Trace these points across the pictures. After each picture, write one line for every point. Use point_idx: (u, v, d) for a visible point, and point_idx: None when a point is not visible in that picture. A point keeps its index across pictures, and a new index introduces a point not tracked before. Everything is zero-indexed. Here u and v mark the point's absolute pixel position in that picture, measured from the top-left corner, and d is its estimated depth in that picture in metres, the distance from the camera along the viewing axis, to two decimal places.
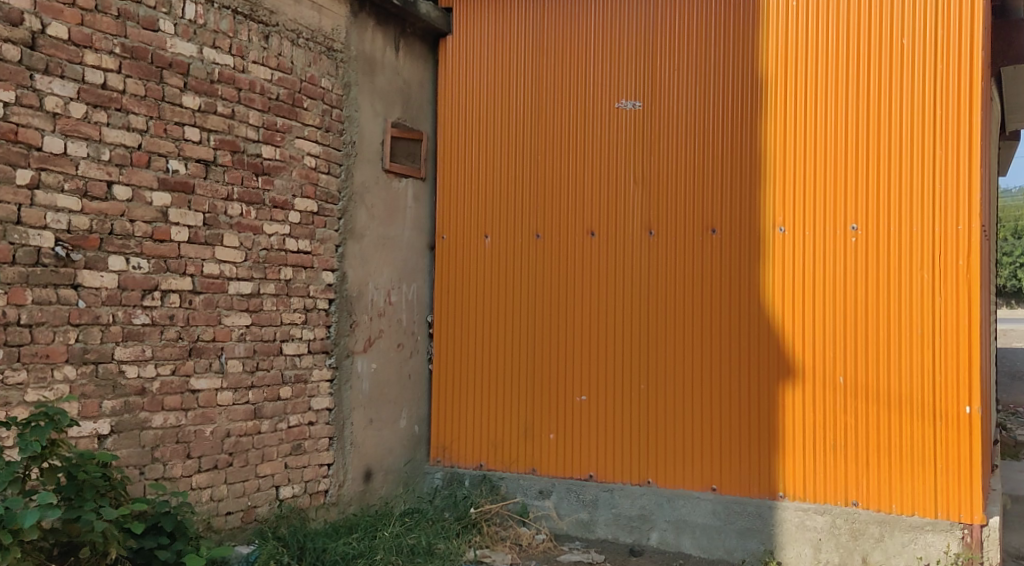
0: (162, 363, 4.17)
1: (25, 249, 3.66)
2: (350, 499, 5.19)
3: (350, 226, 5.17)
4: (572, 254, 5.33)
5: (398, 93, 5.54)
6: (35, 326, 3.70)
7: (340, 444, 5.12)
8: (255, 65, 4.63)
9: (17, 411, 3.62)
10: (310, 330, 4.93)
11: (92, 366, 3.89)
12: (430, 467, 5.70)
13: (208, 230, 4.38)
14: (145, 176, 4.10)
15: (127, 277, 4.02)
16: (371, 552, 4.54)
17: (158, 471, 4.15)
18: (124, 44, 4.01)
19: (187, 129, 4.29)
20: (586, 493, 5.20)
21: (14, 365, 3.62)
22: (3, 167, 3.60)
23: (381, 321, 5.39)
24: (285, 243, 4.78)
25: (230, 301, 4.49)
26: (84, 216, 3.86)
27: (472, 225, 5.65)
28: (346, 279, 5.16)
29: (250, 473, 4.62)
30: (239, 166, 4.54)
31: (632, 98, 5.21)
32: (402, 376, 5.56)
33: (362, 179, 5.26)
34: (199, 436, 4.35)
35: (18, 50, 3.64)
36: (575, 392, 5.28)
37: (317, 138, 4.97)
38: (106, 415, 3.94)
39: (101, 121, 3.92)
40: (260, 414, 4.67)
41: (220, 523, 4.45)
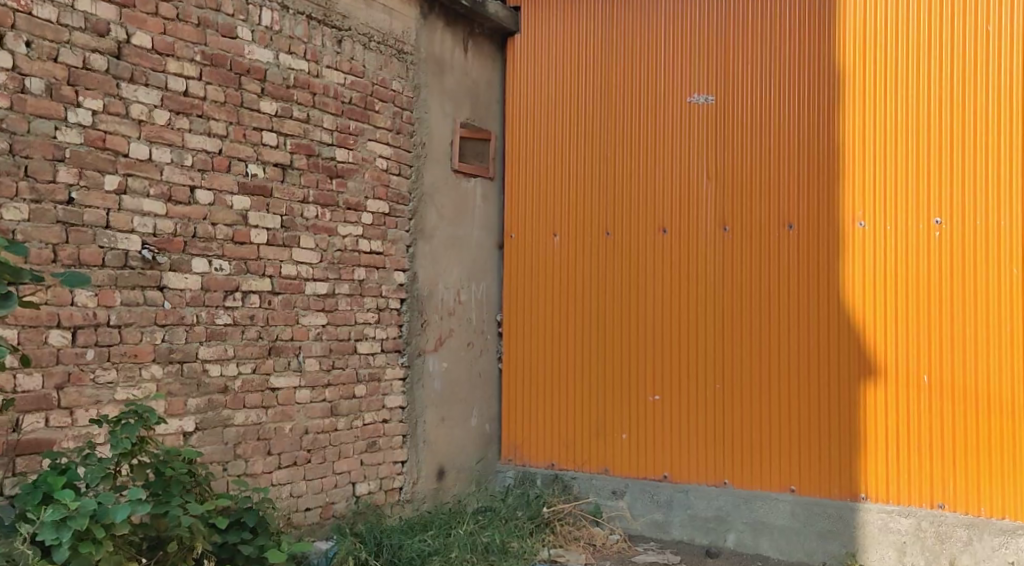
0: (243, 362, 4.27)
1: (113, 253, 3.76)
2: (424, 497, 5.24)
3: (420, 226, 5.23)
4: (644, 251, 5.29)
5: (467, 93, 5.58)
6: (124, 327, 3.79)
7: (413, 442, 5.18)
8: (329, 70, 4.71)
9: (108, 409, 3.73)
10: (382, 329, 5.01)
11: (178, 365, 4.00)
12: (501, 466, 5.72)
13: (286, 232, 4.47)
14: (226, 181, 4.20)
15: (210, 279, 4.12)
16: (445, 549, 4.55)
17: (240, 467, 4.25)
18: (205, 52, 4.11)
19: (265, 133, 4.38)
20: (660, 494, 5.15)
21: (104, 364, 3.72)
22: (93, 174, 3.69)
23: (451, 320, 5.43)
24: (358, 244, 4.86)
25: (307, 301, 4.58)
26: (168, 220, 3.96)
27: (541, 224, 5.65)
28: (417, 279, 5.21)
29: (328, 470, 4.70)
30: (314, 169, 4.62)
31: (704, 92, 5.13)
32: (472, 375, 5.59)
33: (432, 180, 5.32)
34: (279, 433, 4.44)
35: (105, 60, 3.73)
36: (648, 391, 5.24)
37: (388, 140, 5.04)
38: (191, 413, 4.05)
39: (184, 127, 4.03)
40: (336, 412, 4.75)
41: (300, 519, 4.54)
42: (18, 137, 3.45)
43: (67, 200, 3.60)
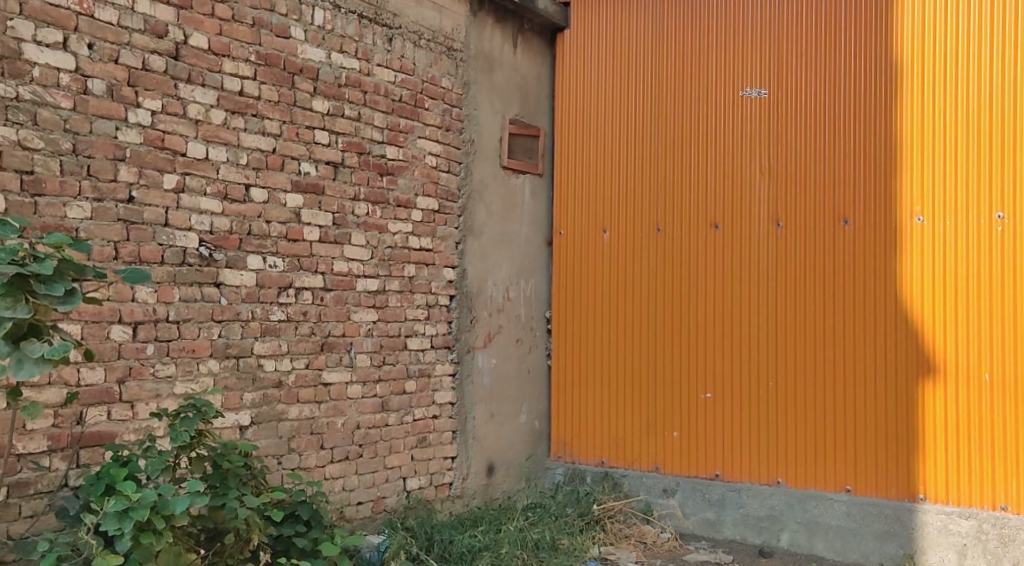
0: (296, 357, 4.32)
1: (172, 250, 3.83)
2: (474, 493, 5.27)
3: (469, 223, 5.25)
4: (696, 248, 5.23)
5: (516, 90, 5.58)
6: (183, 322, 3.87)
7: (463, 438, 5.20)
8: (380, 68, 4.75)
9: (167, 402, 3.81)
10: (432, 326, 5.04)
11: (234, 360, 4.06)
12: (551, 463, 5.72)
13: (337, 229, 4.52)
14: (280, 179, 4.26)
15: (264, 276, 4.18)
16: (496, 545, 4.56)
17: (294, 461, 4.31)
18: (259, 52, 4.18)
19: (317, 132, 4.43)
20: (711, 492, 5.10)
21: (163, 359, 3.80)
22: (153, 173, 3.77)
23: (501, 317, 5.44)
24: (408, 241, 4.89)
25: (358, 298, 4.62)
26: (224, 217, 4.03)
27: (591, 220, 5.63)
28: (466, 275, 5.23)
29: (379, 465, 4.74)
30: (365, 167, 4.67)
31: (757, 86, 5.06)
32: (522, 372, 5.60)
33: (481, 176, 5.33)
34: (331, 428, 4.49)
35: (164, 61, 3.81)
36: (700, 388, 5.18)
37: (438, 137, 5.07)
38: (246, 407, 4.12)
39: (239, 126, 4.09)
40: (387, 407, 4.79)
41: (353, 513, 4.59)
42: (81, 137, 3.54)
43: (128, 198, 3.68)
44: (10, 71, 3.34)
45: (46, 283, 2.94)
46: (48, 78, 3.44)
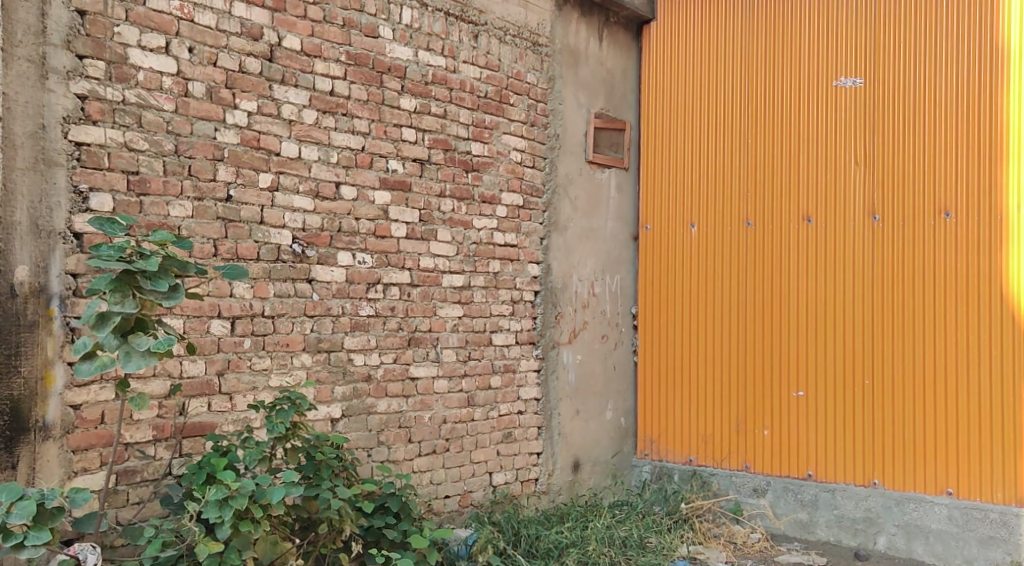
0: (385, 352, 4.39)
1: (267, 247, 3.93)
2: (560, 489, 5.26)
3: (554, 218, 5.25)
4: (788, 243, 5.10)
5: (602, 83, 5.54)
6: (277, 317, 3.97)
7: (548, 434, 5.20)
8: (466, 65, 4.78)
9: (263, 395, 3.92)
10: (517, 321, 5.05)
11: (325, 354, 4.15)
12: (637, 460, 5.68)
13: (423, 226, 4.57)
14: (369, 177, 4.33)
15: (354, 272, 4.26)
16: (583, 542, 4.54)
17: (383, 454, 4.38)
18: (349, 52, 4.25)
19: (405, 130, 4.49)
20: (804, 493, 4.97)
21: (259, 352, 3.91)
22: (249, 172, 3.88)
23: (586, 313, 5.42)
24: (493, 237, 4.92)
25: (444, 294, 4.67)
26: (316, 215, 4.12)
27: (678, 213, 5.56)
28: (551, 271, 5.22)
29: (466, 459, 4.77)
30: (451, 164, 4.71)
31: (852, 75, 4.90)
32: (607, 368, 5.56)
33: (566, 172, 5.32)
34: (419, 421, 4.55)
35: (259, 63, 3.91)
36: (792, 387, 5.06)
37: (523, 133, 5.08)
38: (337, 400, 4.20)
39: (330, 126, 4.18)
40: (473, 402, 4.82)
41: (440, 506, 4.64)
42: (183, 138, 3.67)
43: (226, 197, 3.80)
44: (117, 75, 3.47)
45: (151, 279, 3.05)
46: (152, 82, 3.57)
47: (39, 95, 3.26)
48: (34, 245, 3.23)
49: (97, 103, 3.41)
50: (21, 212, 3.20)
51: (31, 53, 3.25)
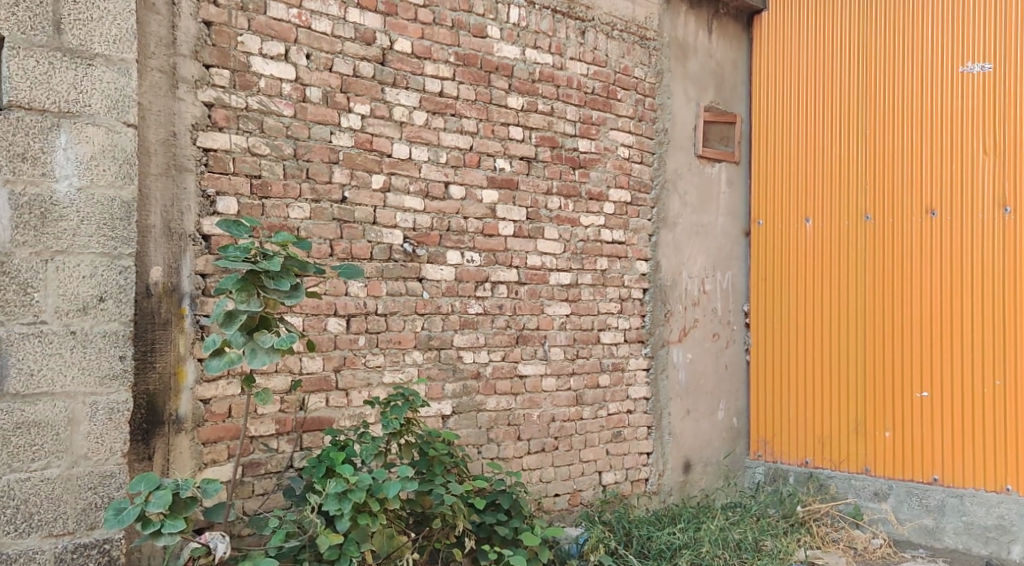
0: (494, 350, 4.42)
1: (379, 247, 4.02)
2: (671, 490, 5.19)
3: (663, 215, 5.18)
4: (910, 237, 4.88)
5: (712, 76, 5.44)
6: (390, 315, 4.05)
7: (658, 434, 5.14)
8: (573, 62, 4.76)
9: (377, 391, 4.00)
10: (626, 319, 5.01)
11: (436, 352, 4.21)
12: (750, 462, 5.56)
13: (531, 223, 4.58)
14: (477, 176, 4.37)
15: (463, 270, 4.31)
16: (696, 543, 4.46)
17: (493, 451, 4.41)
18: (458, 53, 4.30)
19: (512, 128, 4.51)
20: (930, 498, 4.73)
21: (374, 349, 3.99)
22: (362, 174, 3.97)
23: (696, 311, 5.32)
24: (601, 234, 4.89)
25: (551, 291, 4.67)
26: (426, 214, 4.18)
27: (793, 208, 5.40)
28: (660, 268, 5.16)
29: (575, 458, 4.76)
30: (558, 161, 4.70)
31: (980, 60, 4.64)
32: (719, 367, 5.45)
33: (675, 166, 5.24)
34: (527, 419, 4.56)
35: (372, 67, 4.00)
36: (915, 387, 4.83)
37: (631, 129, 5.03)
38: (448, 397, 4.25)
39: (439, 126, 4.23)
40: (582, 401, 4.81)
41: (550, 504, 4.64)
42: (301, 142, 3.78)
43: (341, 198, 3.90)
44: (240, 82, 3.61)
45: (274, 279, 3.15)
46: (272, 89, 3.70)
47: (170, 103, 3.41)
48: (167, 247, 3.38)
49: (222, 110, 3.56)
50: (156, 216, 3.36)
51: (163, 63, 3.40)
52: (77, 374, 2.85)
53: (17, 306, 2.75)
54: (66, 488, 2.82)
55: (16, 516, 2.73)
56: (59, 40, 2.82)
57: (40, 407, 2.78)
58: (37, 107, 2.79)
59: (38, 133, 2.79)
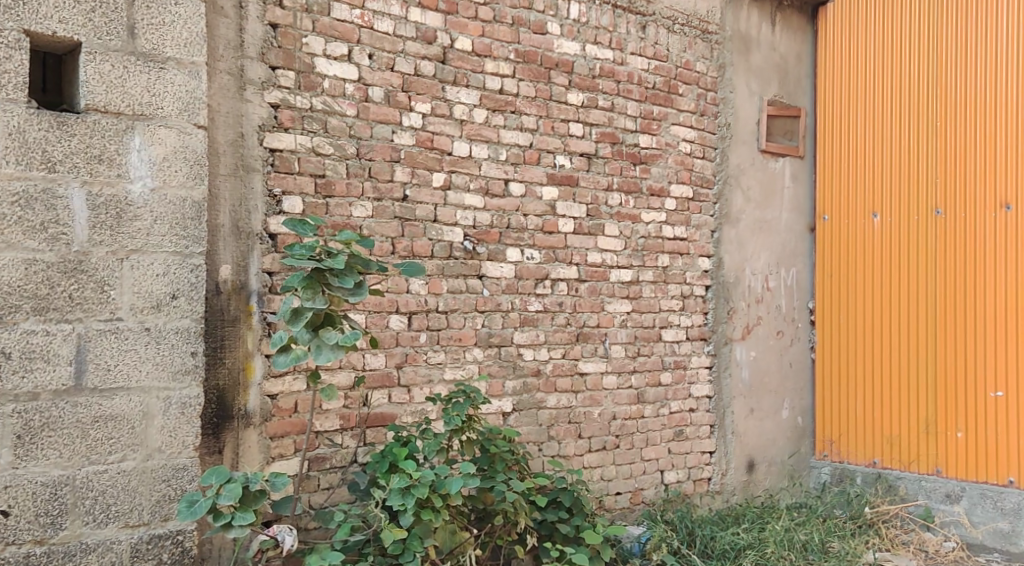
0: (554, 347, 4.42)
1: (440, 244, 4.04)
2: (734, 489, 5.12)
3: (726, 210, 5.11)
4: (983, 231, 4.73)
5: (775, 69, 5.35)
6: (451, 312, 4.08)
7: (721, 433, 5.07)
8: (634, 57, 4.73)
9: (439, 388, 4.03)
10: (688, 317, 4.96)
11: (496, 349, 4.22)
12: (816, 462, 5.45)
13: (591, 220, 4.56)
14: (537, 173, 4.37)
15: (523, 267, 4.31)
16: (761, 544, 4.39)
17: (554, 448, 4.41)
18: (518, 50, 4.30)
19: (572, 125, 4.50)
20: (1005, 501, 4.56)
21: (435, 346, 4.02)
22: (423, 172, 4.00)
23: (760, 308, 5.24)
24: (662, 231, 4.84)
25: (612, 289, 4.65)
26: (486, 212, 4.20)
27: (860, 202, 5.28)
28: (723, 265, 5.09)
29: (637, 456, 4.72)
30: (619, 158, 4.67)
31: None
32: (783, 365, 5.36)
33: (738, 161, 5.17)
34: (588, 417, 4.54)
35: (433, 65, 4.02)
36: (988, 386, 4.67)
37: (692, 124, 4.97)
38: (508, 394, 4.26)
39: (499, 124, 4.24)
40: (643, 399, 4.77)
41: (612, 503, 4.62)
42: (364, 141, 3.83)
43: (402, 197, 3.93)
44: (305, 84, 3.67)
45: (338, 276, 3.19)
46: (336, 89, 3.75)
47: (238, 105, 3.49)
48: (236, 245, 3.45)
49: (288, 111, 3.62)
50: (225, 215, 3.44)
51: (231, 66, 3.47)
52: (151, 370, 2.93)
53: (94, 303, 2.84)
54: (141, 480, 2.90)
55: (94, 507, 2.82)
56: (133, 45, 2.90)
57: (117, 401, 2.86)
58: (112, 110, 2.87)
59: (114, 135, 2.87)
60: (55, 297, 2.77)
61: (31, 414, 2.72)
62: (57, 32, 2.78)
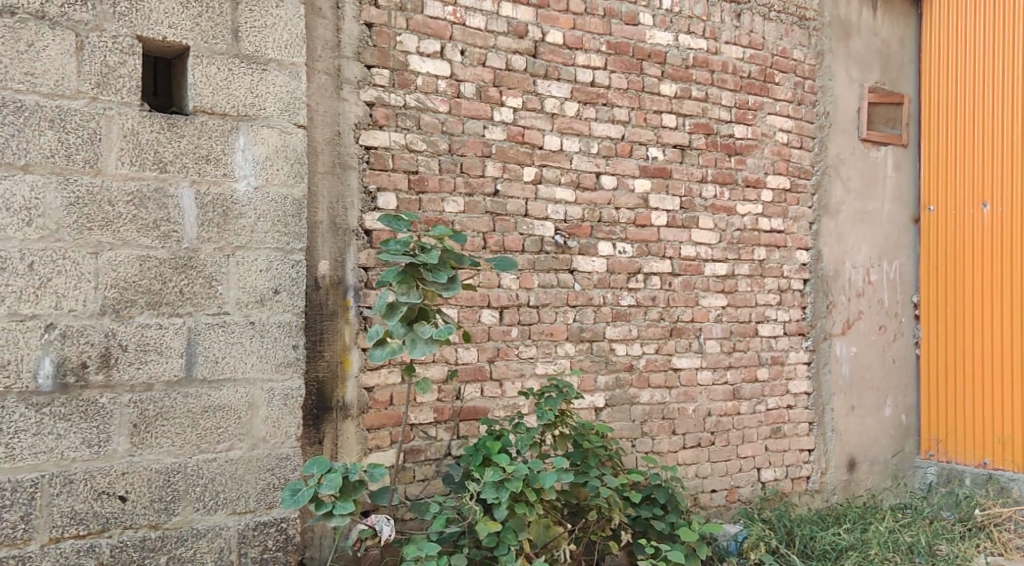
0: (647, 342, 4.37)
1: (531, 239, 4.05)
2: (835, 488, 4.98)
3: (824, 202, 4.96)
4: None
5: (877, 55, 5.17)
6: (542, 307, 4.08)
7: (820, 431, 4.93)
8: (728, 46, 4.63)
9: (530, 382, 4.04)
10: (785, 311, 4.84)
11: (588, 344, 4.20)
12: (921, 462, 5.25)
13: (685, 213, 4.50)
14: (629, 166, 4.33)
15: (615, 261, 4.28)
16: (864, 545, 4.26)
17: (647, 445, 4.36)
18: (610, 42, 4.27)
19: (665, 116, 4.44)
20: None
21: (526, 341, 4.03)
22: (515, 167, 4.01)
23: (861, 302, 5.07)
24: (758, 223, 4.74)
25: (706, 283, 4.57)
26: (577, 206, 4.18)
27: (968, 192, 5.06)
28: (822, 258, 4.95)
29: (732, 453, 4.64)
30: (713, 149, 4.59)
31: None
32: (885, 362, 5.18)
33: (837, 151, 5.01)
34: (683, 413, 4.48)
35: (524, 60, 4.03)
36: None
37: (790, 113, 4.84)
38: (601, 389, 4.23)
39: (591, 117, 4.22)
40: (739, 395, 4.67)
41: (707, 500, 4.54)
42: (456, 137, 3.86)
43: (494, 191, 3.95)
44: (399, 81, 3.72)
45: (432, 271, 3.22)
46: (429, 86, 3.79)
47: (335, 104, 3.56)
48: (334, 241, 3.53)
49: (383, 108, 3.68)
50: (323, 212, 3.52)
51: (329, 65, 3.55)
52: (256, 362, 3.03)
53: (203, 298, 2.95)
54: (248, 469, 3.00)
55: (204, 494, 2.93)
56: (238, 47, 3.00)
57: (225, 392, 2.97)
58: (219, 112, 2.98)
59: (220, 136, 2.98)
60: (168, 292, 2.89)
61: (146, 404, 2.84)
62: (167, 37, 2.88)
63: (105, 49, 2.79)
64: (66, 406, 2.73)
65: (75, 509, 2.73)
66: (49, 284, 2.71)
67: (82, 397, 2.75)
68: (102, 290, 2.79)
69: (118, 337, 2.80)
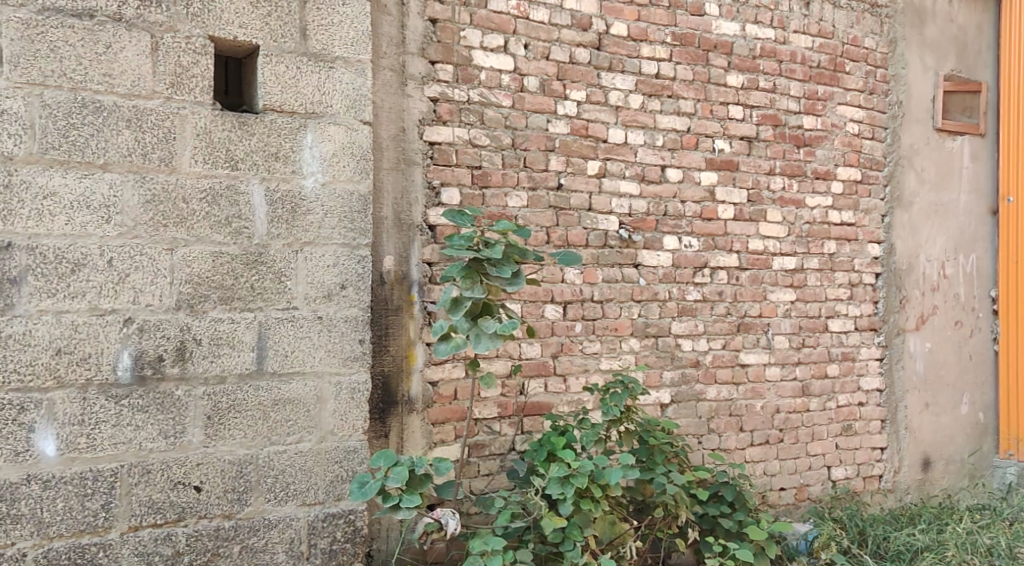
0: (713, 337, 4.31)
1: (595, 233, 4.02)
2: (908, 488, 4.85)
3: (897, 194, 4.82)
4: None
5: (952, 42, 5.00)
6: (606, 302, 4.05)
7: (893, 429, 4.81)
8: (797, 34, 4.53)
9: (595, 377, 4.02)
10: (856, 306, 4.72)
11: (653, 339, 4.16)
12: (1000, 462, 5.09)
13: (752, 206, 4.41)
14: (694, 158, 4.27)
15: (680, 255, 4.23)
16: (940, 546, 4.13)
17: (714, 442, 4.30)
18: (675, 33, 4.21)
19: (732, 107, 4.36)
20: None
21: (590, 336, 4.01)
22: (579, 161, 3.99)
23: (936, 296, 4.93)
24: (828, 216, 4.63)
25: (775, 277, 4.48)
26: (642, 199, 4.14)
27: None
28: (895, 251, 4.81)
29: (802, 451, 4.54)
30: (781, 140, 4.49)
31: None
32: (962, 358, 5.02)
33: (911, 141, 4.87)
34: (750, 410, 4.40)
35: (588, 53, 4.00)
36: None
37: (861, 102, 4.72)
38: (666, 385, 4.19)
39: (655, 109, 4.17)
40: (809, 392, 4.57)
41: (776, 499, 4.45)
42: (519, 132, 3.85)
43: (557, 185, 3.94)
44: (463, 76, 3.73)
45: (496, 266, 3.21)
46: (493, 80, 3.80)
47: (400, 100, 3.59)
48: (399, 237, 3.56)
49: (447, 104, 3.69)
50: (388, 208, 3.55)
51: (394, 62, 3.58)
52: (324, 356, 3.07)
53: (273, 293, 3.00)
54: (317, 461, 3.05)
55: (275, 485, 2.98)
56: (305, 46, 3.04)
57: (294, 385, 3.02)
58: (287, 110, 3.02)
59: (289, 133, 3.02)
60: (240, 287, 2.95)
61: (219, 396, 2.90)
62: (238, 36, 2.94)
63: (179, 49, 2.86)
64: (143, 398, 2.80)
65: (153, 498, 2.80)
66: (128, 279, 2.79)
67: (158, 389, 2.82)
68: (176, 285, 2.85)
69: (192, 331, 2.87)
